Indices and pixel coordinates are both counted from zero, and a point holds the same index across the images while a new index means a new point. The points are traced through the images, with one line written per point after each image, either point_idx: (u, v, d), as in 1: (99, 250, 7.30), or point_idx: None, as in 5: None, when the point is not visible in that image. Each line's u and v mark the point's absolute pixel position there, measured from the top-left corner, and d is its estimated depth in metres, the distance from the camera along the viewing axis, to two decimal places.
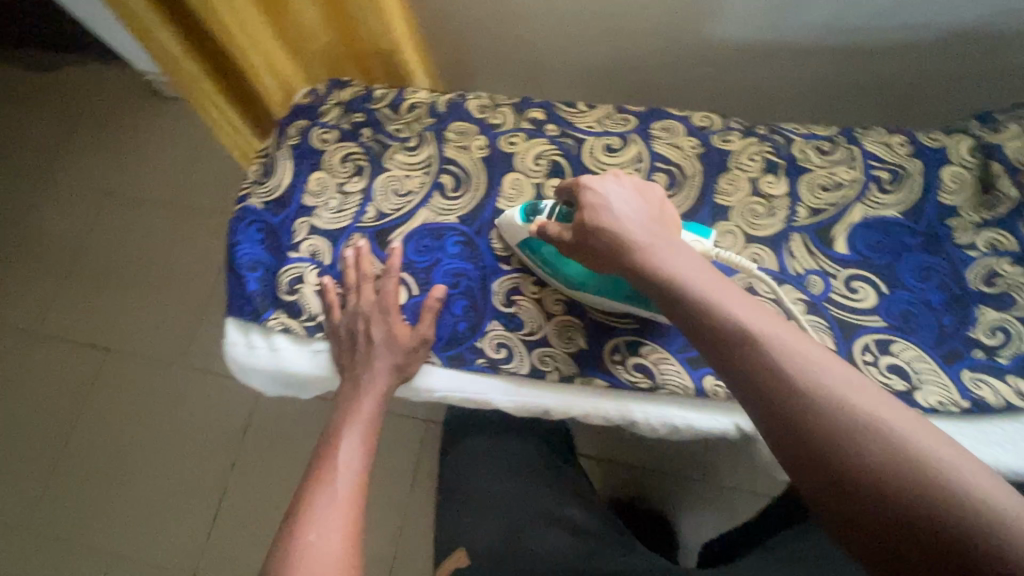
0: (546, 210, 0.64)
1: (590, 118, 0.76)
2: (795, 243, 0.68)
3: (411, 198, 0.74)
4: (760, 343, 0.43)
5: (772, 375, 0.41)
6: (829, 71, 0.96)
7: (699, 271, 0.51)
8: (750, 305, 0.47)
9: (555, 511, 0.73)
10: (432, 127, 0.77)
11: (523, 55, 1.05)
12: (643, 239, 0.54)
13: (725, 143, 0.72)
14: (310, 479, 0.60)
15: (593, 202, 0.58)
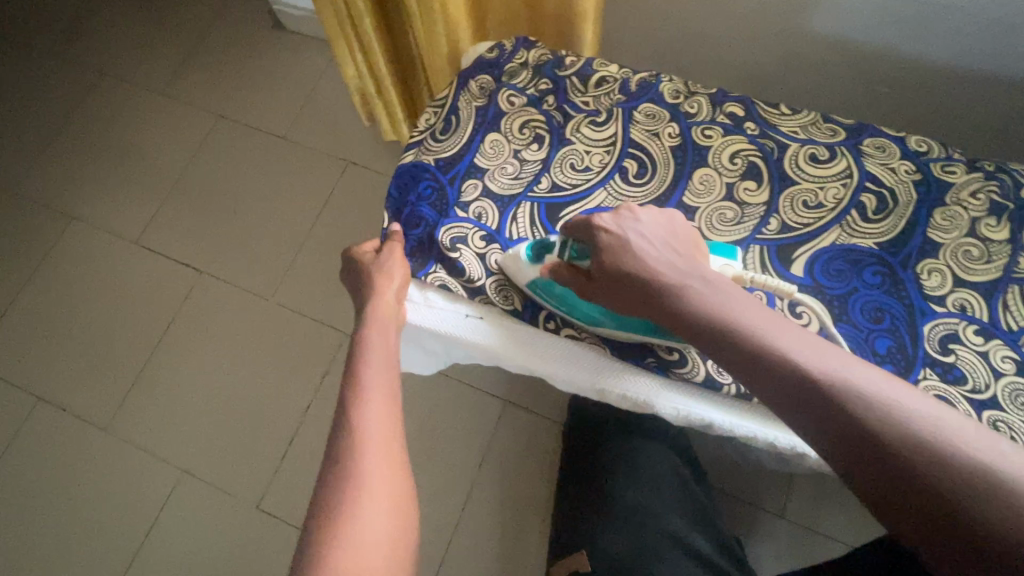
0: (555, 246, 0.63)
1: (794, 122, 0.70)
2: (1012, 295, 0.62)
3: (590, 176, 0.70)
4: (828, 392, 0.46)
5: (847, 425, 0.44)
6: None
7: (743, 306, 0.53)
8: (796, 339, 0.50)
9: (683, 536, 0.69)
10: (622, 105, 0.73)
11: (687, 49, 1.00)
12: (680, 275, 0.56)
13: (946, 174, 0.66)
14: (338, 421, 0.59)
15: (617, 246, 0.58)
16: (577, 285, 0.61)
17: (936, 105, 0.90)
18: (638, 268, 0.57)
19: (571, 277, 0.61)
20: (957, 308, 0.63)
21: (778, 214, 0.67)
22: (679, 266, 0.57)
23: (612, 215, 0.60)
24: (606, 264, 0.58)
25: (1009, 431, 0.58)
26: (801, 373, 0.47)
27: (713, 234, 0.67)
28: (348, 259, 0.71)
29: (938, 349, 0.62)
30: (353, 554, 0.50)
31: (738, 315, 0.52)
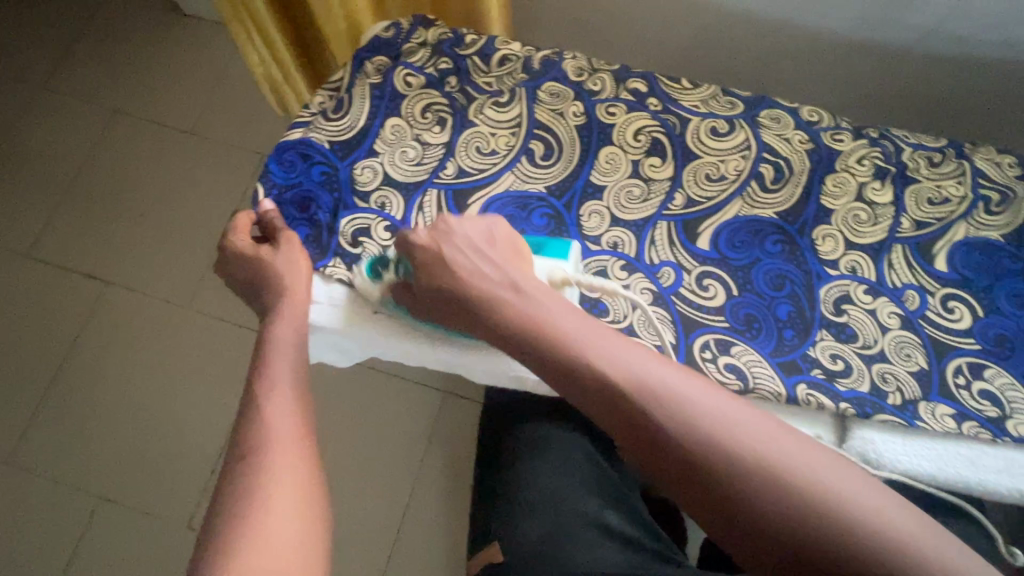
0: (392, 263, 0.64)
1: (694, 96, 0.71)
2: (895, 255, 0.66)
3: (497, 160, 0.69)
4: (644, 411, 0.47)
5: (662, 444, 0.46)
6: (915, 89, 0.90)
7: (573, 326, 0.54)
8: (626, 356, 0.51)
9: (595, 517, 0.70)
10: (525, 84, 0.71)
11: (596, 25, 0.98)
12: (513, 294, 0.56)
13: (835, 143, 0.69)
14: (244, 420, 0.56)
15: (447, 266, 0.59)
16: (409, 302, 0.62)
17: (837, 77, 0.92)
18: (474, 294, 0.57)
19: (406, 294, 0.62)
20: (849, 270, 0.66)
21: (682, 188, 0.67)
22: (514, 283, 0.57)
23: (431, 232, 0.60)
24: (444, 290, 0.58)
25: (895, 382, 0.62)
26: (619, 396, 0.49)
27: (621, 212, 0.67)
28: (226, 247, 0.67)
29: (833, 311, 0.65)
30: (253, 538, 0.47)
31: (567, 335, 0.53)
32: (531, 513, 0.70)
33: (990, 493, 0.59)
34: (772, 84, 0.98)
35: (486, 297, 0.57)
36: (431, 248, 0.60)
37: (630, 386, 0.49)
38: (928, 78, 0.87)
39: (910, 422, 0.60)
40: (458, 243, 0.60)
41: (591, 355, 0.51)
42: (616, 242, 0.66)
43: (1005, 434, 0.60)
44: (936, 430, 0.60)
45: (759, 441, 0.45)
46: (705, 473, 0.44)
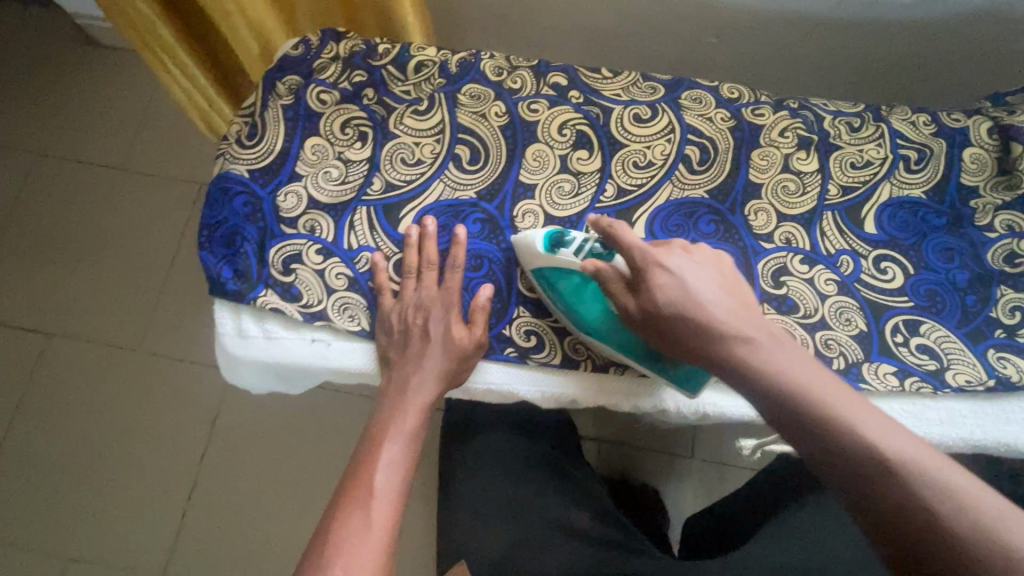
0: (572, 245, 0.58)
1: (615, 85, 0.70)
2: (827, 221, 0.67)
3: (424, 169, 0.67)
4: (891, 479, 0.40)
5: (907, 517, 0.39)
6: (839, 52, 0.91)
7: (822, 382, 0.46)
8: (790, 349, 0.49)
9: (559, 518, 0.71)
10: (444, 89, 0.69)
11: (519, 17, 0.96)
12: (735, 322, 0.50)
13: (757, 117, 0.69)
14: (356, 461, 0.59)
15: (668, 272, 0.52)
16: (608, 282, 0.54)
17: (762, 52, 0.93)
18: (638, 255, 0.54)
19: (611, 271, 0.54)
20: (784, 241, 0.66)
21: (613, 178, 0.67)
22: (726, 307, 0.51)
23: (670, 249, 0.54)
24: (648, 296, 0.52)
25: (838, 347, 0.63)
26: (862, 462, 0.42)
27: (554, 210, 0.66)
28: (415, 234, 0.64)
29: (772, 284, 0.65)
30: None
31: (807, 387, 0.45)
32: (494, 521, 0.70)
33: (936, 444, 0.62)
34: (702, 65, 0.99)
35: (694, 316, 0.50)
36: (664, 258, 0.52)
37: (875, 456, 0.41)
38: (848, 47, 0.89)
39: (854, 386, 0.61)
40: (698, 261, 0.53)
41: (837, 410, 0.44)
42: None
43: (945, 385, 0.61)
44: (880, 389, 0.61)
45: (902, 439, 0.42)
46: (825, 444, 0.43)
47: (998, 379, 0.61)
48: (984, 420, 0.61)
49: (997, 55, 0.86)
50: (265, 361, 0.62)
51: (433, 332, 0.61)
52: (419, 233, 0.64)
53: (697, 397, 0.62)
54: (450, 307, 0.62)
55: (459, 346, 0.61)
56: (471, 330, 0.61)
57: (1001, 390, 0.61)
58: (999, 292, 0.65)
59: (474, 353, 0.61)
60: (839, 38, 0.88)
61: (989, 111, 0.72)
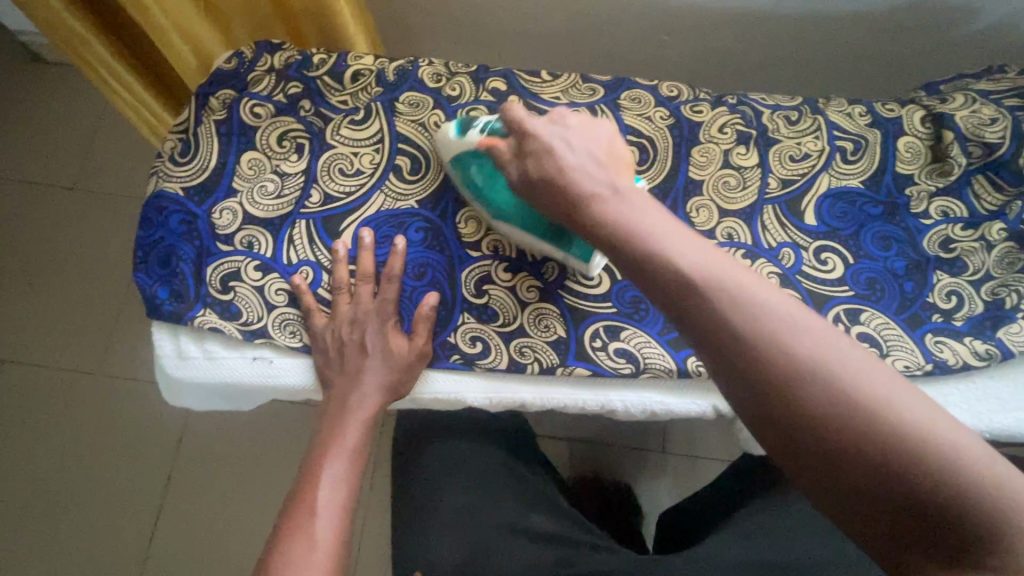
0: (479, 125, 0.61)
1: (555, 88, 0.70)
2: (767, 215, 0.68)
3: (364, 180, 0.66)
4: (742, 324, 0.38)
5: (760, 366, 0.37)
6: (783, 47, 0.92)
7: (678, 238, 0.44)
8: (728, 267, 0.41)
9: (520, 522, 0.70)
10: (381, 98, 0.69)
11: (466, 21, 0.95)
12: (594, 184, 0.49)
13: (695, 114, 0.70)
14: (298, 483, 0.58)
15: (539, 143, 0.53)
16: (499, 156, 0.56)
17: (709, 50, 0.94)
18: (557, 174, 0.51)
19: (503, 146, 0.56)
20: (726, 237, 0.67)
21: None
22: (588, 171, 0.51)
23: (546, 120, 0.55)
24: (526, 161, 0.54)
25: None
26: (719, 314, 0.39)
27: None
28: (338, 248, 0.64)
29: None
30: None
31: (663, 242, 0.43)
32: (455, 528, 0.69)
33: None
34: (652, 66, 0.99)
35: (559, 178, 0.51)
36: (537, 131, 0.54)
37: (729, 305, 0.39)
38: (790, 43, 0.90)
39: None
40: (566, 129, 0.54)
41: (693, 261, 0.42)
42: (496, 244, 0.65)
43: None
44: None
45: (874, 380, 0.36)
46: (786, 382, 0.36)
47: (936, 363, 0.63)
48: None
49: (936, 45, 0.88)
50: (207, 382, 0.61)
51: (371, 345, 0.61)
52: (358, 245, 0.64)
53: (644, 396, 0.63)
54: (385, 317, 0.62)
55: (398, 360, 0.61)
56: (411, 342, 0.61)
57: (939, 373, 0.63)
58: (935, 278, 0.66)
59: (415, 365, 0.61)
60: (782, 34, 0.89)
61: (923, 100, 0.73)
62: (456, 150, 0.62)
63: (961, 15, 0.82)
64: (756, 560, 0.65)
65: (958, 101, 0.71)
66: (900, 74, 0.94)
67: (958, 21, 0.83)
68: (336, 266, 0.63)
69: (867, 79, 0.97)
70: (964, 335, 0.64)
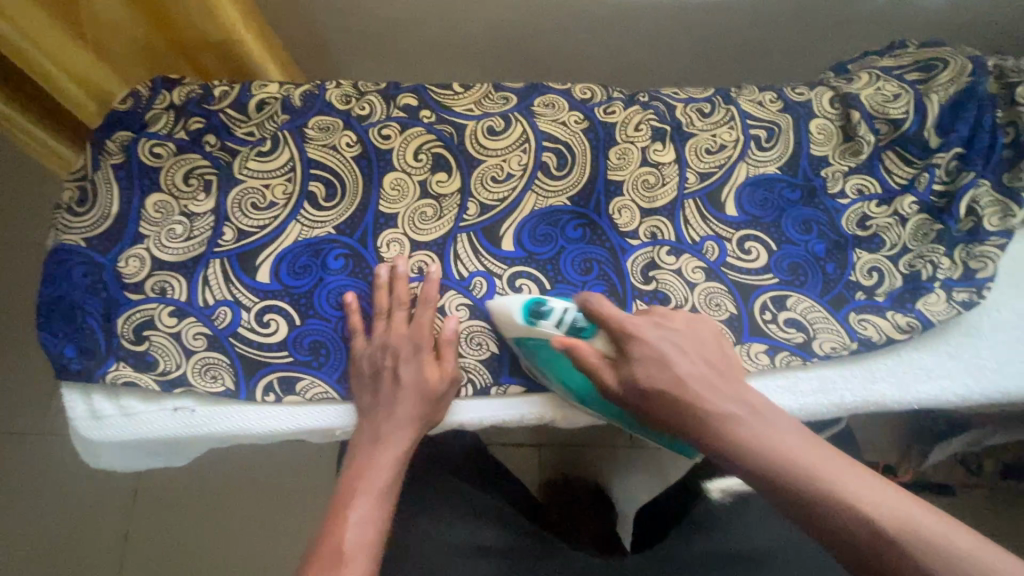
0: (553, 315, 0.58)
1: (467, 100, 0.69)
2: (688, 210, 0.68)
3: (278, 211, 0.64)
4: (912, 557, 0.40)
5: (843, 532, 0.43)
6: (699, 39, 0.93)
7: (819, 462, 0.46)
8: (808, 446, 0.48)
9: (472, 542, 0.67)
10: (288, 125, 0.67)
11: (383, 36, 0.93)
12: (722, 404, 0.51)
13: (609, 116, 0.70)
14: (323, 523, 0.53)
15: (649, 350, 0.53)
16: (585, 359, 0.55)
17: (630, 49, 0.95)
18: (661, 379, 0.53)
19: (592, 351, 0.55)
20: (650, 236, 0.67)
21: (474, 196, 0.66)
22: (712, 386, 0.52)
23: (647, 320, 0.55)
24: (625, 371, 0.54)
25: None
26: (808, 489, 0.45)
27: (419, 235, 0.65)
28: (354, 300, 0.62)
29: (642, 279, 0.66)
30: None
31: (803, 471, 0.46)
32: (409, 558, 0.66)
33: (812, 414, 0.64)
34: (577, 69, 1.00)
35: (687, 397, 0.51)
36: (648, 339, 0.54)
37: (884, 534, 0.42)
38: (708, 35, 0.92)
39: None
40: (671, 332, 0.55)
41: (841, 489, 0.44)
42: (421, 266, 0.64)
43: (813, 355, 0.64)
44: (752, 369, 0.63)
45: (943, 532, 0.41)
46: (875, 546, 0.42)
47: (860, 341, 0.64)
48: (853, 381, 0.64)
49: (842, 26, 0.90)
50: (126, 440, 0.59)
51: (404, 374, 0.59)
52: (387, 273, 0.63)
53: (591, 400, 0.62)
54: (422, 344, 0.60)
55: (432, 391, 0.59)
56: (444, 369, 0.60)
57: (864, 350, 0.64)
58: (855, 256, 0.68)
59: (445, 395, 0.60)
60: (695, 27, 0.90)
61: (830, 81, 0.75)
62: (524, 335, 0.59)
63: None
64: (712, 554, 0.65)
65: (863, 80, 0.73)
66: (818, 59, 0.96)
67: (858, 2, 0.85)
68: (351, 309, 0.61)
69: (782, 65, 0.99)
70: (886, 311, 0.65)
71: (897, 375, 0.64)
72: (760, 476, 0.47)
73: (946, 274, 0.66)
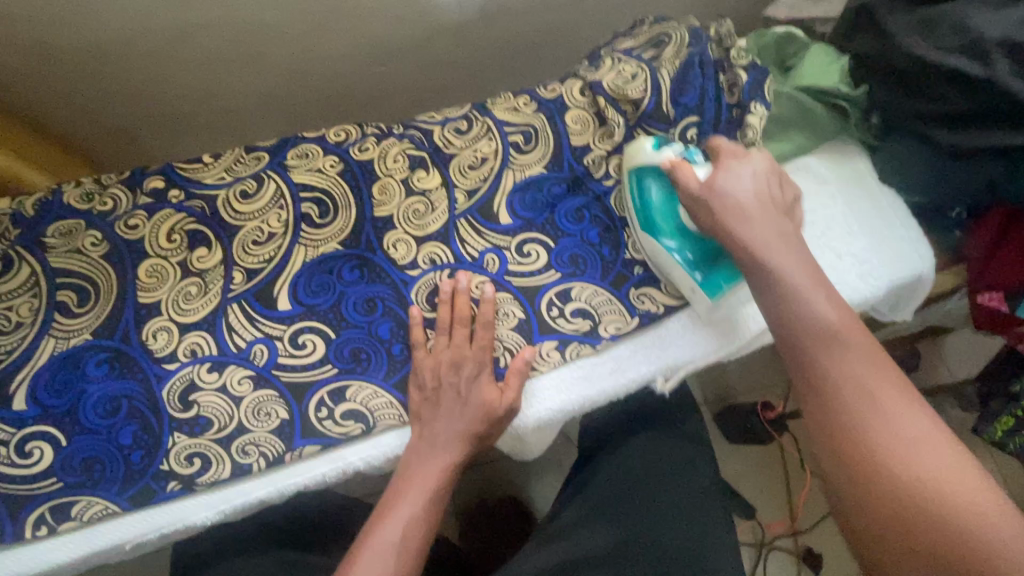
0: (674, 147, 0.65)
1: (218, 168, 0.68)
2: (462, 228, 0.69)
3: (25, 331, 0.61)
4: (880, 423, 0.45)
5: (828, 375, 0.48)
6: (459, 55, 0.99)
7: (819, 296, 0.52)
8: (831, 304, 0.51)
9: None
10: (22, 239, 0.63)
11: (159, 104, 0.94)
12: (759, 235, 0.56)
13: (363, 153, 0.70)
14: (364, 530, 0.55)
15: (734, 172, 0.59)
16: (681, 180, 0.61)
17: (427, 64, 0.99)
18: (721, 208, 0.58)
19: (690, 171, 0.61)
20: (430, 262, 0.68)
21: (238, 264, 0.65)
22: (750, 217, 0.57)
23: (739, 155, 0.62)
24: (711, 182, 0.59)
25: (501, 346, 0.66)
26: (811, 339, 0.49)
27: (184, 318, 0.63)
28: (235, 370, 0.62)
29: (430, 307, 0.67)
30: None
31: (790, 285, 0.52)
32: None
33: (582, 409, 0.67)
34: (381, 96, 1.03)
35: (717, 204, 0.58)
36: (724, 166, 0.60)
37: (881, 419, 0.45)
38: (492, 33, 0.97)
39: None
40: (767, 176, 0.60)
41: (824, 322, 0.50)
42: (194, 348, 0.62)
43: (600, 339, 0.67)
44: (544, 369, 0.66)
45: (917, 422, 0.45)
46: (847, 389, 0.47)
47: (640, 315, 0.68)
48: (644, 358, 0.68)
49: (579, 17, 0.99)
50: None
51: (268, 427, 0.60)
52: (448, 286, 0.65)
53: (383, 444, 0.62)
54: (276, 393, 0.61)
55: (471, 415, 0.61)
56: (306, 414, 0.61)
57: (646, 323, 0.69)
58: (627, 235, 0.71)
59: (505, 416, 0.62)
60: (450, 42, 0.97)
61: (580, 72, 0.78)
62: (647, 162, 0.66)
63: None
64: (570, 563, 0.63)
65: (607, 66, 0.76)
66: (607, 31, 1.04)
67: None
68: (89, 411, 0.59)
69: (545, 60, 1.06)
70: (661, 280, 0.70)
71: (683, 341, 0.69)
72: (785, 318, 0.51)
73: None
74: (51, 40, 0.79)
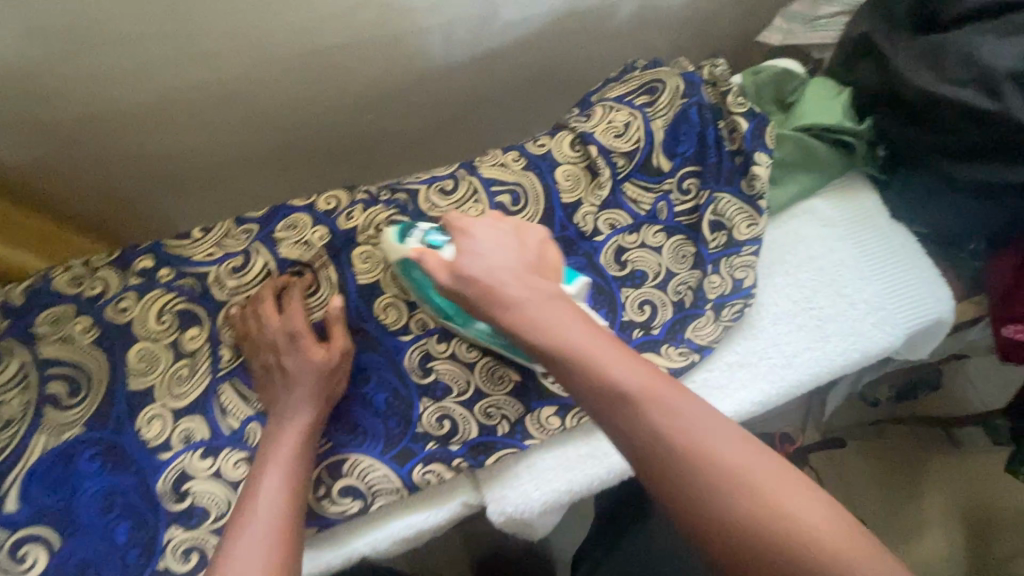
0: (419, 231, 0.60)
1: (206, 245, 0.66)
2: None
3: (15, 428, 0.59)
4: (699, 461, 0.43)
5: (647, 424, 0.44)
6: (447, 103, 0.99)
7: (593, 342, 0.48)
8: (613, 354, 0.48)
9: None
10: (12, 331, 0.62)
11: (151, 169, 0.93)
12: (540, 309, 0.51)
13: (351, 222, 0.68)
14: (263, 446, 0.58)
15: (469, 248, 0.54)
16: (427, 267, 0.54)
17: (419, 111, 0.98)
18: (484, 283, 0.52)
19: (432, 256, 0.54)
20: (421, 328, 0.65)
21: (227, 343, 0.63)
22: (527, 306, 0.51)
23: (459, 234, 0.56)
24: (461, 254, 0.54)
25: (499, 412, 0.64)
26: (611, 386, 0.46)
27: (177, 403, 0.61)
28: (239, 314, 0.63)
29: (422, 373, 0.64)
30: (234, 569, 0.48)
31: (571, 347, 0.48)
32: None
33: (556, 482, 0.64)
34: (373, 146, 1.02)
35: (472, 289, 0.52)
36: (470, 240, 0.55)
37: (702, 459, 0.43)
38: (480, 76, 0.96)
39: (523, 444, 0.63)
40: (511, 237, 0.57)
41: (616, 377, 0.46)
42: (188, 434, 0.60)
43: None
44: (545, 435, 0.64)
45: (726, 448, 0.43)
46: (652, 435, 0.44)
47: None
48: None
49: (562, 59, 0.98)
50: None
51: (289, 364, 0.60)
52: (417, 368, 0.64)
53: (387, 528, 0.62)
54: (300, 332, 0.61)
55: (325, 371, 0.60)
56: (330, 347, 0.61)
57: None
58: (624, 295, 0.69)
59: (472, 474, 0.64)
60: (437, 92, 0.96)
61: (571, 121, 0.75)
62: (400, 255, 0.60)
63: (561, 35, 0.93)
64: None
65: (598, 116, 0.73)
66: (596, 65, 1.03)
67: (563, 38, 0.94)
68: (84, 508, 0.57)
69: (530, 104, 1.06)
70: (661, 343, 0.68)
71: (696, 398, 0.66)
72: (582, 375, 0.47)
73: (718, 291, 0.70)
74: (33, 118, 0.78)
